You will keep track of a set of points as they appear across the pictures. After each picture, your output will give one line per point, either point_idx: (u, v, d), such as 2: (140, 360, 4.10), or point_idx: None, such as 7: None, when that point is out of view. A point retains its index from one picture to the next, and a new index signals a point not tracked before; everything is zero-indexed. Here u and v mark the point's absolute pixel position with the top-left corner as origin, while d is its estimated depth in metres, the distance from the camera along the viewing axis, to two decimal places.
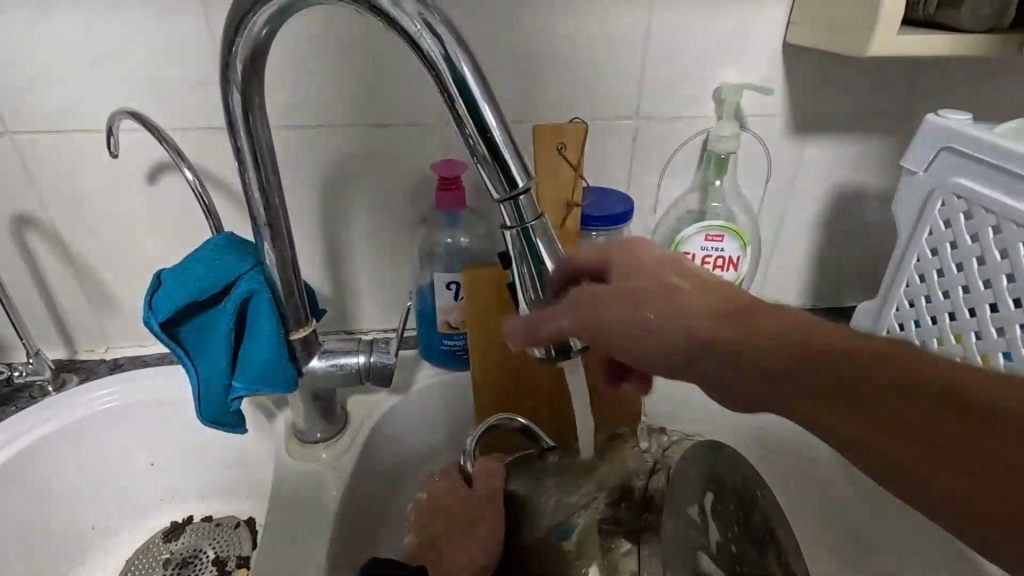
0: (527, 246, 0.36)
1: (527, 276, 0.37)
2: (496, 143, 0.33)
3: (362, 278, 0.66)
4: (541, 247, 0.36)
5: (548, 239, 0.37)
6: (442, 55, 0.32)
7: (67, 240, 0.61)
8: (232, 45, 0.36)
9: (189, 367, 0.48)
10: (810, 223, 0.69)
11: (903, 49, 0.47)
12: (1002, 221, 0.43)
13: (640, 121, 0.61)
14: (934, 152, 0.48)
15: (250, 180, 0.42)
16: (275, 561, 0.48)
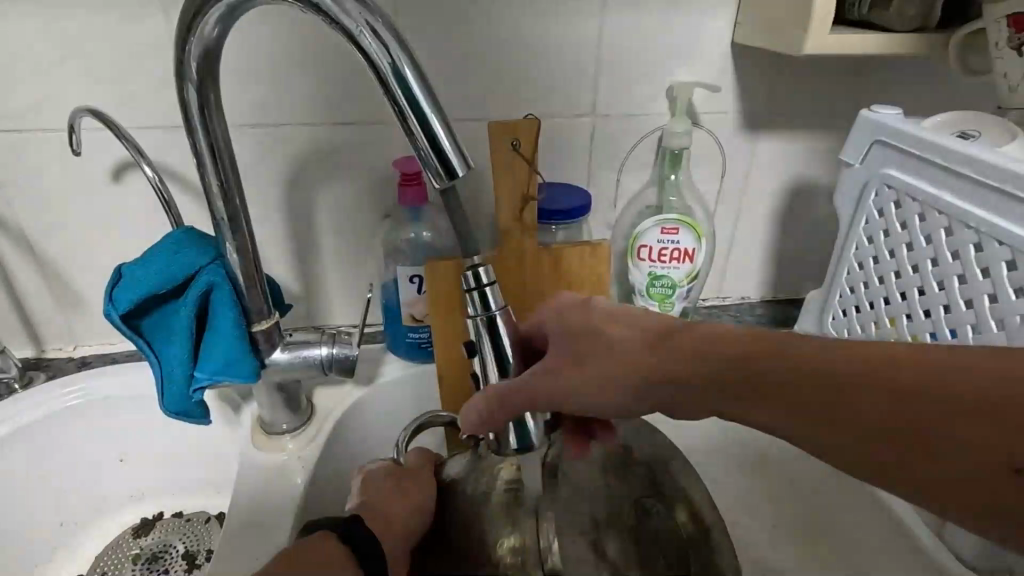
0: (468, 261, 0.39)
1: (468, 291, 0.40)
2: (435, 136, 0.35)
3: (330, 275, 0.67)
4: (506, 347, 0.41)
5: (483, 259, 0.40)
6: (384, 54, 0.34)
7: (32, 239, 0.62)
8: (185, 44, 0.37)
9: (152, 359, 0.49)
10: (765, 217, 0.71)
11: (837, 47, 0.50)
12: (926, 208, 0.46)
13: (597, 119, 0.63)
14: (868, 145, 0.51)
15: (208, 174, 0.43)
16: (238, 543, 0.49)
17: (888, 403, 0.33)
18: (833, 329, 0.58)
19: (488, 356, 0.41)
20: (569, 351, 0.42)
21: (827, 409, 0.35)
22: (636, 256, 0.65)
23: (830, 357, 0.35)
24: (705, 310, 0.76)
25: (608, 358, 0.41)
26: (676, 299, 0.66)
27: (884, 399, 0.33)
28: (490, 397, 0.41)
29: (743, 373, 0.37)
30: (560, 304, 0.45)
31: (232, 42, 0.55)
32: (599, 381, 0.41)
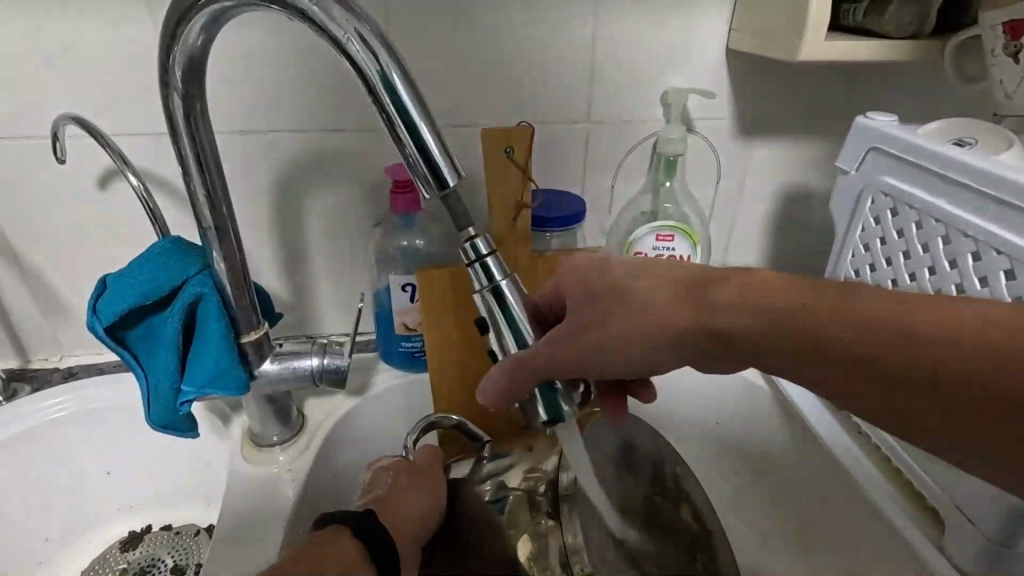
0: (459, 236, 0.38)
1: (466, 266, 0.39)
2: (427, 147, 0.34)
3: (321, 283, 0.66)
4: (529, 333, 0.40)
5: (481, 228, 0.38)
6: (372, 62, 0.33)
7: (16, 247, 0.61)
8: (169, 52, 0.37)
9: (138, 371, 0.48)
10: (760, 223, 0.71)
11: (832, 53, 0.50)
12: (923, 216, 0.46)
13: (591, 125, 0.63)
14: (864, 152, 0.50)
15: (194, 183, 0.42)
16: (226, 557, 0.48)
17: (933, 358, 0.34)
18: None
19: (507, 336, 0.40)
20: (595, 312, 0.40)
21: (865, 363, 0.35)
22: None
23: (879, 309, 0.35)
24: None
25: (639, 316, 0.39)
26: None
27: (922, 349, 0.34)
28: (515, 365, 0.40)
29: (779, 326, 0.37)
30: (573, 268, 0.43)
31: (220, 48, 0.54)
32: (627, 337, 0.39)
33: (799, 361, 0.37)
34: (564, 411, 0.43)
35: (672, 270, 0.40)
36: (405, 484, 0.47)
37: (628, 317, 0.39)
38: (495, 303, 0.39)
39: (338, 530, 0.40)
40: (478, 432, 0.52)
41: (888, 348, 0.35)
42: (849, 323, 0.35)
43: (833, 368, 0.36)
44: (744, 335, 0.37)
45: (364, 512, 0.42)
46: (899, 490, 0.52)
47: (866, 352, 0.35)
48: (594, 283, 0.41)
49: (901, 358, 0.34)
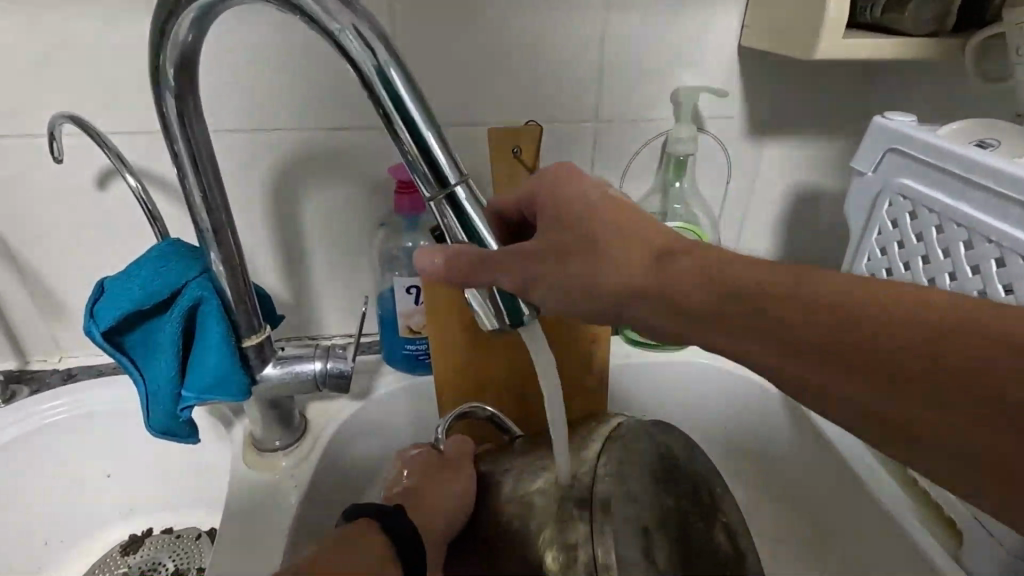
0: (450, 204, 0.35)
1: (453, 225, 0.36)
2: (430, 150, 0.34)
3: (323, 284, 0.65)
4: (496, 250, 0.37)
5: (472, 194, 0.36)
6: (369, 59, 0.32)
7: (13, 248, 0.59)
8: (160, 50, 0.35)
9: (137, 376, 0.47)
10: (770, 223, 0.70)
11: (850, 51, 0.48)
12: (943, 220, 0.44)
13: (599, 124, 0.61)
14: (881, 153, 0.49)
15: (189, 184, 0.41)
16: (232, 561, 0.47)
17: (903, 345, 0.27)
18: None
19: (470, 252, 0.37)
20: (550, 262, 0.36)
21: (821, 338, 0.29)
22: None
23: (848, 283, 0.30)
24: None
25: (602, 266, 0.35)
26: None
27: (892, 327, 0.28)
28: (449, 258, 0.37)
29: (727, 286, 0.32)
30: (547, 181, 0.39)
31: (218, 44, 0.53)
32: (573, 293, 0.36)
33: (739, 328, 0.32)
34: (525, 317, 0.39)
35: (645, 235, 0.35)
36: (428, 478, 0.51)
37: (577, 286, 0.36)
38: (456, 220, 0.36)
39: (366, 526, 0.43)
40: (508, 424, 0.54)
41: (845, 321, 0.29)
42: (812, 291, 0.30)
43: (784, 336, 0.30)
44: (696, 301, 0.33)
45: (393, 506, 0.44)
46: (911, 497, 0.51)
47: (827, 330, 0.29)
48: (559, 228, 0.37)
49: (862, 330, 0.28)
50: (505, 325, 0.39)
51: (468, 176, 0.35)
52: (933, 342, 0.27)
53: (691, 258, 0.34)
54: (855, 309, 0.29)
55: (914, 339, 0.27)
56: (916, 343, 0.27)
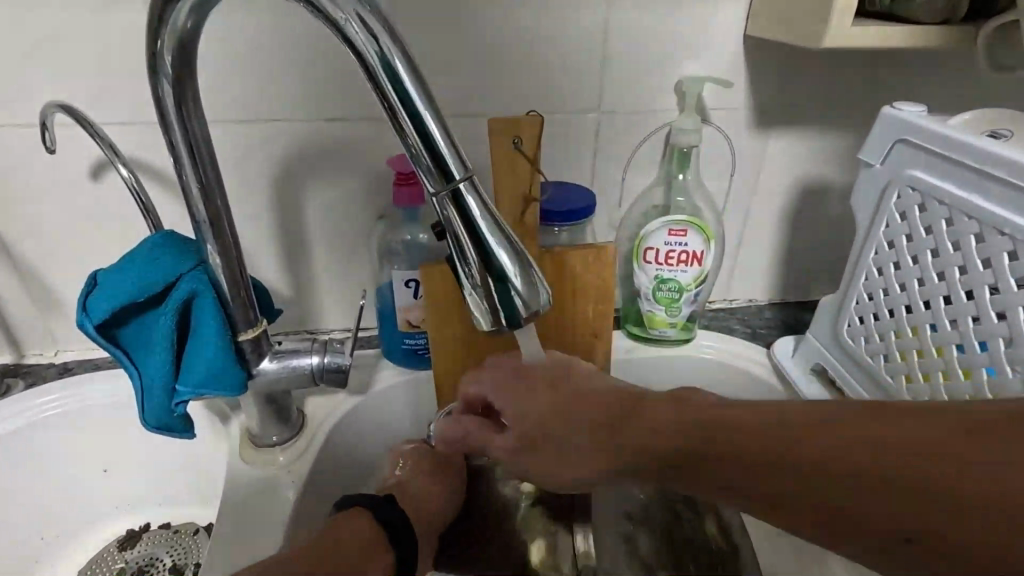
0: (457, 208, 0.33)
1: (462, 240, 0.34)
2: (433, 141, 0.32)
3: (321, 278, 0.65)
4: (504, 262, 0.34)
5: (481, 199, 0.33)
6: (371, 45, 0.30)
7: (7, 240, 0.59)
8: (156, 35, 0.34)
9: (131, 371, 0.46)
10: (775, 217, 0.69)
11: (859, 41, 0.47)
12: (954, 212, 0.43)
13: (602, 115, 0.60)
14: (891, 144, 0.48)
15: (186, 174, 0.40)
16: (229, 557, 0.47)
17: (883, 454, 0.31)
18: (849, 336, 0.55)
19: (473, 258, 0.34)
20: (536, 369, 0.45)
21: (809, 473, 0.33)
22: (641, 259, 0.61)
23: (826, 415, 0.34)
24: (710, 314, 0.73)
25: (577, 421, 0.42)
26: (683, 303, 0.63)
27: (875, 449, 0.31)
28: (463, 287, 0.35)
29: (733, 468, 0.36)
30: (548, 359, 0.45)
31: (213, 34, 0.52)
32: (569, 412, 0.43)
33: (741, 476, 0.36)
34: (517, 317, 0.36)
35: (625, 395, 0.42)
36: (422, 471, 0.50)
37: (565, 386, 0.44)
38: (460, 220, 0.33)
39: (357, 513, 0.42)
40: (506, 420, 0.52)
41: (831, 442, 0.33)
42: (797, 420, 0.35)
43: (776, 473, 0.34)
44: (699, 460, 0.37)
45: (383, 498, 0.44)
46: None
47: (813, 457, 0.33)
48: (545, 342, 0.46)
49: (839, 449, 0.33)
50: (502, 330, 0.36)
51: (476, 175, 0.33)
52: (907, 457, 0.31)
53: (665, 414, 0.39)
54: (831, 435, 0.33)
55: (891, 455, 0.31)
56: (895, 459, 0.31)
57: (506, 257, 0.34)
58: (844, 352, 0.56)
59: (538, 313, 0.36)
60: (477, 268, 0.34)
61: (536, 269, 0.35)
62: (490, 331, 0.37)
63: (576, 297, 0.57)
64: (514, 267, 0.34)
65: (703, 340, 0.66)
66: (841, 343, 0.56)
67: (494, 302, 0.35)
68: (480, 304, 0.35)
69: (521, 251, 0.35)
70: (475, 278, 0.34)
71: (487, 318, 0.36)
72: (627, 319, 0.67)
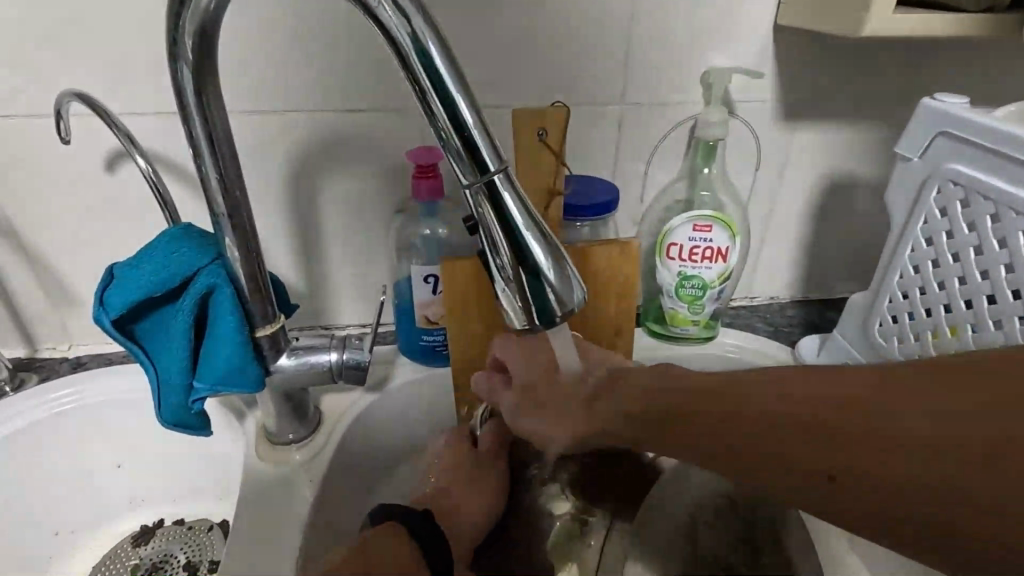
0: (490, 200, 0.32)
1: (495, 235, 0.32)
2: (466, 129, 0.31)
3: (337, 273, 0.63)
4: (537, 255, 0.32)
5: (516, 190, 0.32)
6: (403, 28, 0.29)
7: (21, 233, 0.58)
8: (178, 19, 0.33)
9: (148, 366, 0.45)
10: (801, 212, 0.67)
11: (900, 28, 0.45)
12: (1001, 208, 0.42)
13: (626, 107, 0.58)
14: (931, 137, 0.46)
15: (206, 165, 0.38)
16: (247, 554, 0.46)
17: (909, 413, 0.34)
18: (880, 336, 0.53)
19: (505, 250, 0.32)
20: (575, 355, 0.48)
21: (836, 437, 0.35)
22: (665, 255, 0.60)
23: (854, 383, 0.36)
24: (731, 312, 0.71)
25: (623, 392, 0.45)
26: (706, 301, 0.61)
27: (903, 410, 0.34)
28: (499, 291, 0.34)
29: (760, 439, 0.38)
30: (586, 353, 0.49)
31: (230, 22, 0.50)
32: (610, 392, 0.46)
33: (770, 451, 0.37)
34: (554, 319, 0.34)
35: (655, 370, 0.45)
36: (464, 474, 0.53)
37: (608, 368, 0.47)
38: (492, 212, 0.32)
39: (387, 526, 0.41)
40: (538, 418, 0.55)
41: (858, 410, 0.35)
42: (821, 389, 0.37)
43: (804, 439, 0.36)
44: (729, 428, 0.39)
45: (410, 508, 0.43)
46: None
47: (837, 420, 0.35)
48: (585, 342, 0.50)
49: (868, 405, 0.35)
50: (534, 329, 0.35)
51: (510, 166, 0.32)
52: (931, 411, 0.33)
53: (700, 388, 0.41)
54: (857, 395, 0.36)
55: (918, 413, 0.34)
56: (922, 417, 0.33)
57: (542, 253, 0.32)
58: (874, 351, 0.54)
59: (572, 312, 0.35)
60: (510, 264, 0.33)
61: (570, 265, 0.34)
62: (520, 327, 0.35)
63: (598, 293, 0.55)
64: (548, 260, 0.33)
65: (725, 339, 0.65)
66: (871, 343, 0.55)
67: (528, 299, 0.33)
68: (511, 298, 0.34)
69: (554, 244, 0.33)
70: (507, 271, 0.33)
71: (521, 318, 0.34)
72: (646, 316, 0.65)
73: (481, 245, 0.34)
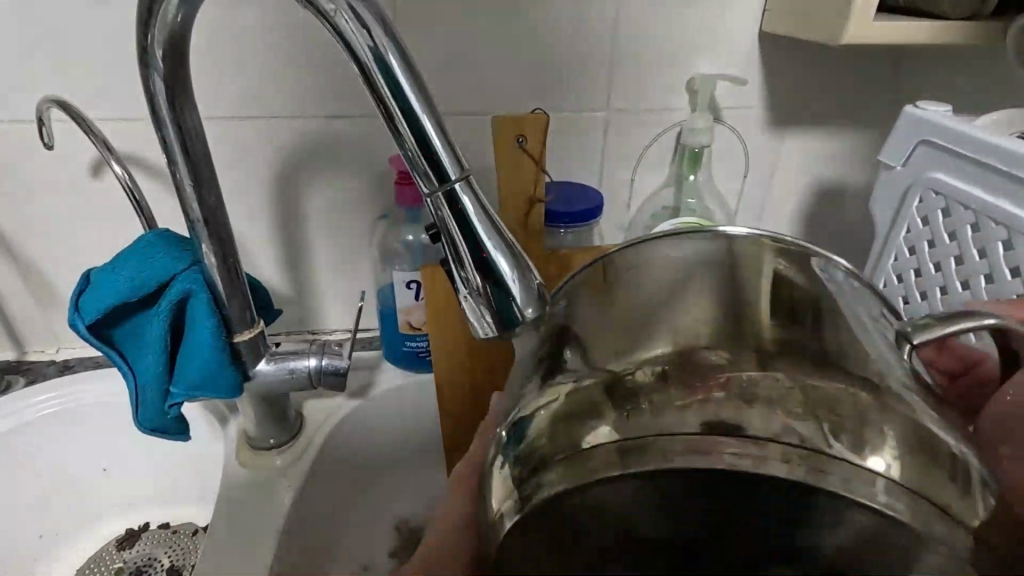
0: (452, 211, 0.31)
1: (458, 246, 0.32)
2: (428, 140, 0.31)
3: (323, 277, 0.63)
4: (501, 266, 0.32)
5: (479, 201, 0.32)
6: (364, 39, 0.29)
7: (8, 236, 0.58)
8: (146, 29, 0.33)
9: (125, 371, 0.45)
10: (789, 220, 0.66)
11: (881, 37, 0.45)
12: (980, 218, 0.42)
13: (611, 113, 0.58)
14: (912, 146, 0.46)
15: (180, 171, 0.39)
16: (222, 561, 0.46)
17: None
18: None
19: (470, 262, 0.32)
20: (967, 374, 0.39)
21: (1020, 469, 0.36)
22: None
23: None
24: None
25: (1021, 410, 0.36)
26: None
27: None
28: (465, 302, 0.34)
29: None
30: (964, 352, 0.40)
31: (213, 28, 0.51)
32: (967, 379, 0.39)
33: None
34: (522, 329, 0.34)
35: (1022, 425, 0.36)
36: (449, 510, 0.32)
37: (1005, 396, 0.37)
38: (455, 224, 0.32)
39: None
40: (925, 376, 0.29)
41: None
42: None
43: None
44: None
45: None
46: None
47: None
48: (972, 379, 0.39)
49: None
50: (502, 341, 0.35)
51: (474, 176, 0.32)
52: None
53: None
54: None
55: None
56: None
57: (507, 264, 0.32)
58: None
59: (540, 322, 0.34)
60: (473, 274, 0.33)
61: (537, 276, 0.34)
62: (489, 340, 0.35)
63: None
64: (513, 271, 0.32)
65: None
66: None
67: (493, 311, 0.33)
68: (477, 310, 0.33)
69: (520, 255, 0.33)
70: (473, 283, 0.33)
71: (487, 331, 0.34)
72: None
73: (447, 258, 0.34)
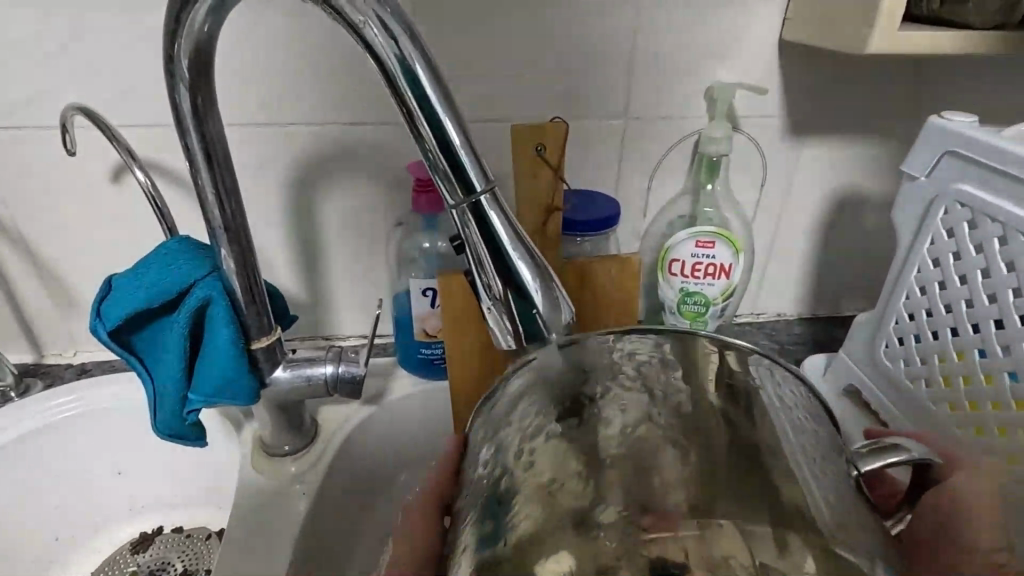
0: (476, 220, 0.31)
1: (481, 255, 0.32)
2: (453, 150, 0.31)
3: (339, 283, 0.64)
4: (524, 275, 0.32)
5: (503, 211, 0.32)
6: (391, 49, 0.29)
7: (29, 241, 0.59)
8: (173, 40, 0.33)
9: (144, 375, 0.46)
10: (806, 229, 0.66)
11: (905, 46, 0.45)
12: (1008, 230, 0.41)
13: (628, 122, 0.58)
14: (937, 157, 0.45)
15: (203, 179, 0.39)
16: (239, 563, 0.46)
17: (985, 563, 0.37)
18: (887, 357, 0.52)
19: (492, 271, 0.32)
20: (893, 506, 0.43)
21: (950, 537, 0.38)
22: (667, 271, 0.59)
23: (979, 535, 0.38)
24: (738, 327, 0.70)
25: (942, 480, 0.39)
26: (709, 317, 0.60)
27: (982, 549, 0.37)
28: (488, 310, 0.34)
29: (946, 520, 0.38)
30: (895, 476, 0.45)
31: (233, 36, 0.51)
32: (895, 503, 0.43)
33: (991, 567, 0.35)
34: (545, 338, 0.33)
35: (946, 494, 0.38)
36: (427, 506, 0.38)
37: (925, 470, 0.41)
38: (479, 233, 0.32)
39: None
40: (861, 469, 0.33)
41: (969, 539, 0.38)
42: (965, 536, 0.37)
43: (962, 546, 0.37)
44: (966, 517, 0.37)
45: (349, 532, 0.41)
46: None
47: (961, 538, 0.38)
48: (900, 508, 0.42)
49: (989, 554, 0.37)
50: (524, 351, 0.35)
51: (498, 187, 0.32)
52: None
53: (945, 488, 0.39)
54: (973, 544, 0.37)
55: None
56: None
57: (530, 274, 0.32)
58: (878, 371, 0.53)
59: (562, 332, 0.34)
60: (496, 283, 0.32)
61: (559, 285, 0.33)
62: (510, 348, 0.35)
63: (599, 308, 0.54)
64: (536, 280, 0.32)
65: None
66: (877, 364, 0.53)
67: (516, 320, 0.33)
68: (500, 319, 0.33)
69: (543, 265, 0.33)
70: (495, 291, 0.33)
71: (509, 339, 0.34)
72: None
73: (469, 267, 0.34)
